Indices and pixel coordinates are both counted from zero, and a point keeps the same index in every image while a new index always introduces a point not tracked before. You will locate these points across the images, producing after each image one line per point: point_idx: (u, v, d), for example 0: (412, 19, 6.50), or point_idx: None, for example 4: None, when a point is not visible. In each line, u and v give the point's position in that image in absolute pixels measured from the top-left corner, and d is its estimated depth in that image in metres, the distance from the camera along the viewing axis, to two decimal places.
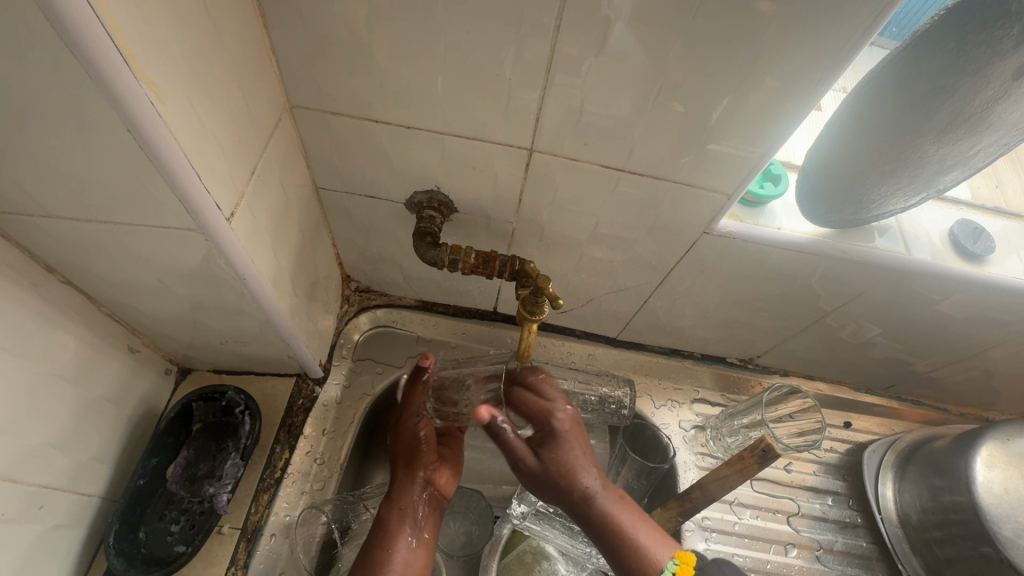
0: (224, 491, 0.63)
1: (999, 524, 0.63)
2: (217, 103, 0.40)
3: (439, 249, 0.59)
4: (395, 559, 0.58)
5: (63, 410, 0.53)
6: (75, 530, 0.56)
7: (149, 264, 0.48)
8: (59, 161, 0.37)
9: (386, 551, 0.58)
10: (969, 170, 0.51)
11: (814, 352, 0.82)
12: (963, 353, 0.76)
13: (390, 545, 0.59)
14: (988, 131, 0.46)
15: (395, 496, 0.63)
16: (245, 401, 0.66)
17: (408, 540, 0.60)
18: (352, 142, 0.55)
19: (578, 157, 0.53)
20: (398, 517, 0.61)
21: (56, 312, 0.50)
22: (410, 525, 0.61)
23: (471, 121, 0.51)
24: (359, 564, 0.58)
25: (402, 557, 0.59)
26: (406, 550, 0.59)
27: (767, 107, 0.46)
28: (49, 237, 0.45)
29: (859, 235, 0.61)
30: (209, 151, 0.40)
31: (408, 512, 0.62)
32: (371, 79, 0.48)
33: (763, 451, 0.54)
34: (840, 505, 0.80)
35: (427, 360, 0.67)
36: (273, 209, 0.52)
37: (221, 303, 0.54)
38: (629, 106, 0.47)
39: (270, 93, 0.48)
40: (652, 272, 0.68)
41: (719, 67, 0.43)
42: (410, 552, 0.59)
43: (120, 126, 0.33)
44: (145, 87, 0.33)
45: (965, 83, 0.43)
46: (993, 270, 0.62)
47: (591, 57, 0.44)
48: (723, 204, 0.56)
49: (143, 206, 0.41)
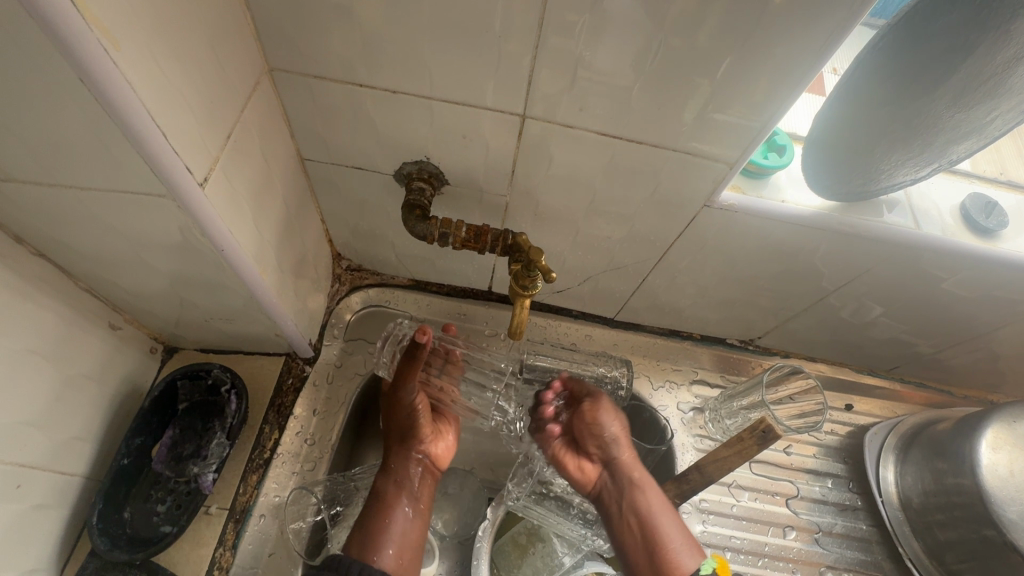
0: (209, 470, 0.62)
1: (1003, 506, 0.62)
2: (182, 57, 0.37)
3: (428, 223, 0.57)
4: (392, 529, 0.59)
5: (40, 388, 0.51)
6: (58, 509, 0.55)
7: (122, 235, 0.46)
8: (15, 119, 0.35)
9: (383, 520, 0.59)
10: (984, 139, 0.49)
11: (815, 333, 0.80)
12: (969, 333, 0.74)
13: (388, 515, 0.60)
14: (1007, 94, 0.43)
15: (392, 469, 0.64)
16: (230, 379, 0.64)
17: (405, 510, 0.61)
18: (336, 109, 0.53)
19: (572, 124, 0.51)
20: (394, 489, 0.62)
21: (28, 286, 0.48)
22: (407, 495, 0.62)
23: (459, 86, 0.49)
24: (356, 534, 0.58)
25: (399, 529, 0.59)
26: (403, 519, 0.60)
27: (774, 66, 0.43)
28: (16, 205, 0.43)
29: (867, 210, 0.59)
30: (176, 110, 0.37)
31: (406, 482, 0.64)
32: (353, 40, 0.46)
33: (763, 432, 0.52)
34: (840, 488, 0.79)
35: (423, 335, 0.60)
36: (253, 179, 0.50)
37: (201, 277, 0.52)
38: (626, 69, 0.45)
39: (246, 55, 0.45)
40: (651, 248, 0.66)
41: (722, 26, 0.41)
42: (406, 522, 0.60)
43: (73, 75, 0.31)
44: (98, 32, 0.30)
45: (985, 40, 0.40)
46: (1005, 246, 0.60)
47: (584, 15, 0.41)
48: (725, 174, 0.53)
49: (111, 170, 0.38)
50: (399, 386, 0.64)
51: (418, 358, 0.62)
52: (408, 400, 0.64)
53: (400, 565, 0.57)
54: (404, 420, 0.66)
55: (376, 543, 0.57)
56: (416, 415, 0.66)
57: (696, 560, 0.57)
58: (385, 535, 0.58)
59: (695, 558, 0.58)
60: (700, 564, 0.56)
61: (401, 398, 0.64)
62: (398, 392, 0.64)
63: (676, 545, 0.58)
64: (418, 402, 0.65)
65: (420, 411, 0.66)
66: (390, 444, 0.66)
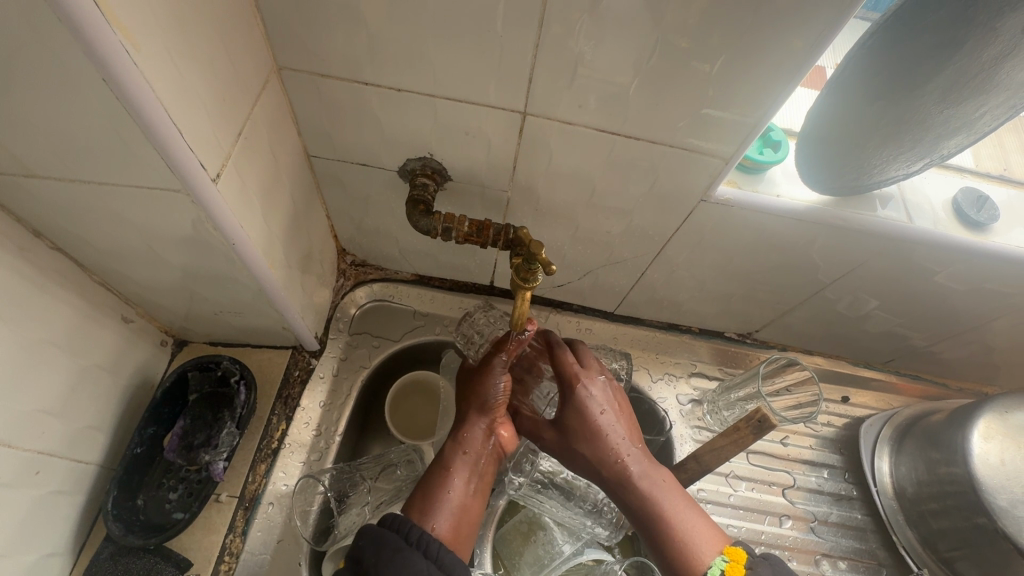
0: (220, 458, 0.63)
1: (994, 495, 0.63)
2: (197, 57, 0.39)
3: (432, 218, 0.59)
4: (450, 500, 0.57)
5: (58, 377, 0.53)
6: (74, 495, 0.57)
7: (138, 229, 0.48)
8: (39, 117, 0.36)
9: (442, 490, 0.58)
10: (974, 134, 0.50)
11: (812, 326, 0.81)
12: (963, 325, 0.76)
13: (446, 488, 0.58)
14: (996, 90, 0.44)
15: (462, 438, 0.61)
16: (240, 370, 0.66)
17: (466, 483, 0.59)
18: (343, 107, 0.54)
19: (572, 121, 0.52)
20: (460, 460, 0.60)
21: (45, 278, 0.50)
22: (471, 469, 0.60)
23: (462, 84, 0.50)
24: (416, 500, 0.58)
25: (457, 501, 0.58)
26: (461, 492, 0.58)
27: (768, 63, 0.44)
28: (36, 200, 0.44)
29: (861, 204, 0.60)
30: (192, 108, 0.39)
31: (474, 455, 0.60)
32: (359, 39, 0.47)
33: (758, 422, 0.53)
34: (836, 478, 0.81)
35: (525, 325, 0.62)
36: (263, 175, 0.51)
37: (213, 270, 0.53)
38: (622, 68, 0.46)
39: (256, 55, 0.47)
40: (650, 243, 0.67)
41: (718, 26, 0.42)
42: (466, 496, 0.58)
43: (96, 74, 0.33)
44: (120, 34, 0.32)
45: (972, 38, 0.41)
46: (996, 239, 0.61)
47: (583, 15, 0.43)
48: (721, 169, 0.55)
49: (128, 166, 0.40)
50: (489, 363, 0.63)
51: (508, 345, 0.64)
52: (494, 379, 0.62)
53: (454, 538, 0.56)
54: (482, 398, 0.62)
55: (431, 511, 0.56)
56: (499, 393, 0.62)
57: (712, 550, 0.52)
58: (441, 508, 0.56)
59: (710, 549, 0.52)
60: (709, 563, 0.51)
61: (490, 376, 0.63)
62: (490, 364, 0.63)
63: (693, 542, 0.52)
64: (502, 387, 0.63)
65: (501, 395, 0.62)
66: (463, 410, 0.63)
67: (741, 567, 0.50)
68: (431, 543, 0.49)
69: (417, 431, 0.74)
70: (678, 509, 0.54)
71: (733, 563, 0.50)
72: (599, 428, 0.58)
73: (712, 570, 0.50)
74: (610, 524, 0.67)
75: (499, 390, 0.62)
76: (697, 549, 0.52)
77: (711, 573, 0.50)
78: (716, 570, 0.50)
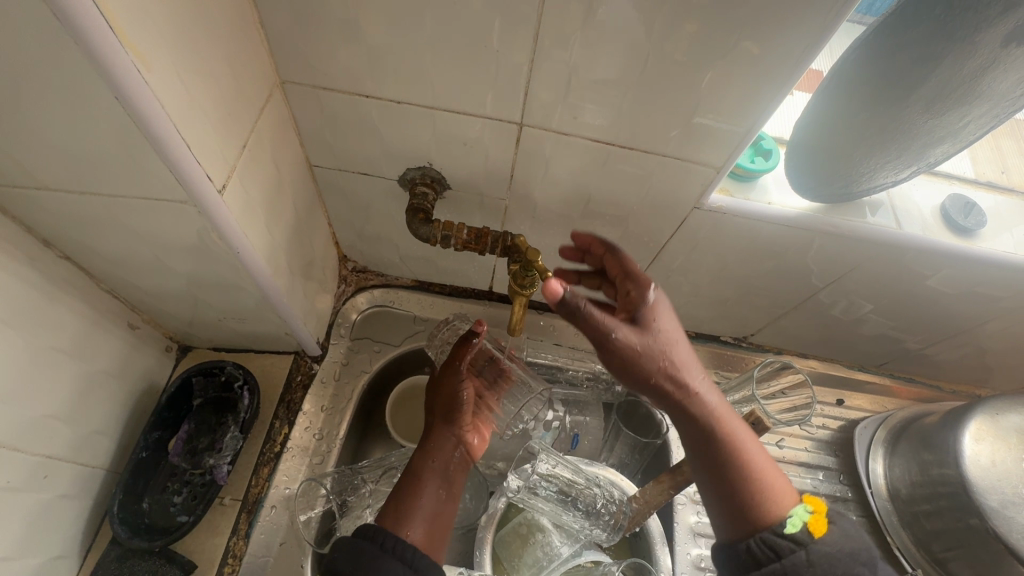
0: (224, 462, 0.64)
1: (985, 495, 0.64)
2: (203, 73, 0.40)
3: (431, 226, 0.60)
4: (423, 508, 0.56)
5: (65, 382, 0.54)
6: (80, 498, 0.58)
7: (145, 239, 0.49)
8: (52, 132, 0.38)
9: (415, 497, 0.56)
10: (959, 143, 0.51)
11: (806, 330, 0.82)
12: (955, 328, 0.77)
13: (418, 494, 0.57)
14: (978, 101, 0.46)
15: (429, 448, 0.62)
16: (243, 375, 0.67)
17: (439, 491, 0.58)
18: (344, 119, 0.56)
19: (568, 131, 0.54)
20: (431, 469, 0.60)
21: (54, 286, 0.51)
22: (441, 478, 0.59)
23: (460, 96, 0.51)
24: (389, 509, 0.55)
25: (431, 510, 0.56)
26: (433, 500, 0.57)
27: (758, 74, 0.46)
28: (46, 211, 0.46)
29: (850, 211, 0.61)
30: (198, 123, 0.40)
31: (442, 461, 0.61)
32: (360, 53, 0.48)
33: (752, 424, 0.55)
34: (831, 480, 0.82)
35: (478, 325, 0.66)
36: (266, 185, 0.52)
37: (217, 278, 0.55)
38: (617, 80, 0.48)
39: (260, 69, 0.48)
40: (645, 249, 0.68)
41: (707, 40, 0.44)
42: (438, 505, 0.57)
43: (108, 93, 0.34)
44: (131, 55, 0.33)
45: (952, 52, 0.43)
46: (984, 244, 0.62)
47: (577, 30, 0.44)
48: (713, 177, 0.56)
49: (136, 178, 0.41)
50: (451, 369, 0.67)
51: (472, 345, 0.67)
52: (455, 383, 0.66)
53: (430, 544, 0.53)
54: (448, 401, 0.65)
55: (407, 519, 0.54)
56: (463, 401, 0.65)
57: (789, 499, 0.47)
58: (416, 515, 0.54)
59: (787, 501, 0.47)
60: (788, 514, 0.46)
61: (452, 381, 0.66)
62: (450, 373, 0.67)
63: (770, 483, 0.48)
64: (465, 390, 0.66)
65: (465, 397, 0.66)
66: (431, 423, 0.65)
67: (825, 520, 0.46)
68: (406, 549, 0.48)
69: (417, 435, 0.75)
70: (748, 443, 0.49)
71: (816, 515, 0.46)
72: (681, 341, 0.48)
73: (794, 519, 0.45)
74: (608, 525, 0.67)
75: (463, 397, 0.65)
76: (772, 492, 0.47)
77: (792, 522, 0.45)
78: (797, 520, 0.46)
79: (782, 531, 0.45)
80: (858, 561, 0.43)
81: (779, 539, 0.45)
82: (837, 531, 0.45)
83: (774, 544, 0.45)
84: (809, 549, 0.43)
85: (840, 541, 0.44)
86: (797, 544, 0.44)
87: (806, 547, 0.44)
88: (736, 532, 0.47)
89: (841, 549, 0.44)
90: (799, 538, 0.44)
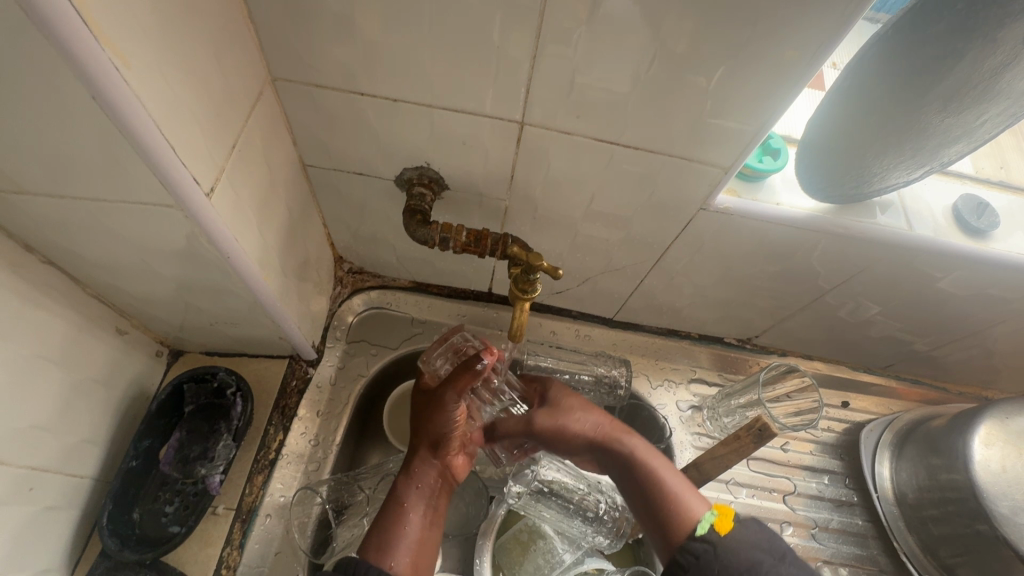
0: (216, 472, 0.63)
1: (995, 501, 0.63)
2: (187, 70, 0.38)
3: (429, 228, 0.58)
4: (407, 536, 0.53)
5: (51, 392, 0.52)
6: (69, 510, 0.56)
7: (133, 244, 0.47)
8: (28, 134, 0.36)
9: (399, 524, 0.53)
10: (974, 143, 0.49)
11: (812, 332, 0.81)
12: (964, 331, 0.75)
13: (402, 521, 0.54)
14: (997, 99, 0.44)
15: (414, 472, 0.58)
16: (236, 382, 0.66)
17: (423, 517, 0.55)
18: (339, 117, 0.54)
19: (571, 131, 0.52)
20: (416, 495, 0.56)
21: (37, 292, 0.49)
22: (427, 502, 0.56)
23: (459, 94, 0.49)
24: (372, 538, 0.53)
25: (415, 537, 0.53)
26: (415, 527, 0.54)
27: (772, 72, 0.44)
28: (27, 215, 0.44)
29: (860, 211, 0.60)
30: (184, 123, 0.38)
31: (428, 487, 0.57)
32: (356, 49, 0.46)
33: (759, 430, 0.52)
34: (836, 484, 0.80)
35: (492, 355, 0.59)
36: (257, 187, 0.51)
37: (209, 283, 0.53)
38: (623, 78, 0.46)
39: (250, 66, 0.46)
40: (649, 250, 0.66)
41: (717, 36, 0.42)
42: (422, 531, 0.54)
43: (84, 93, 0.32)
44: (108, 51, 0.31)
45: (974, 48, 0.41)
46: (997, 246, 0.61)
47: (582, 26, 0.42)
48: (720, 178, 0.54)
49: (119, 182, 0.39)
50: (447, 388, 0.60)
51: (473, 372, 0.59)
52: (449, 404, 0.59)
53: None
54: (439, 427, 0.59)
55: (390, 548, 0.51)
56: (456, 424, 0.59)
57: (702, 506, 0.52)
58: (398, 542, 0.52)
59: (699, 505, 0.52)
60: (699, 517, 0.51)
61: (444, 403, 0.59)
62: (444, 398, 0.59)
63: (678, 495, 0.53)
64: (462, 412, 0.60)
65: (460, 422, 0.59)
66: (416, 443, 0.60)
67: (730, 520, 0.50)
68: None
69: None
70: (658, 471, 0.55)
71: (722, 516, 0.50)
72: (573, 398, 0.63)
73: (702, 522, 0.50)
74: (611, 532, 0.67)
75: (455, 420, 0.59)
76: (687, 503, 0.52)
77: (700, 526, 0.50)
78: (705, 523, 0.50)
79: (695, 535, 0.49)
80: (759, 551, 0.47)
81: (693, 543, 0.49)
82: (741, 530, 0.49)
83: (690, 549, 0.49)
84: (715, 546, 0.48)
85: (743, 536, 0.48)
86: (707, 544, 0.48)
87: (713, 546, 0.48)
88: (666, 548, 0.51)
89: (742, 543, 0.48)
90: (708, 539, 0.49)
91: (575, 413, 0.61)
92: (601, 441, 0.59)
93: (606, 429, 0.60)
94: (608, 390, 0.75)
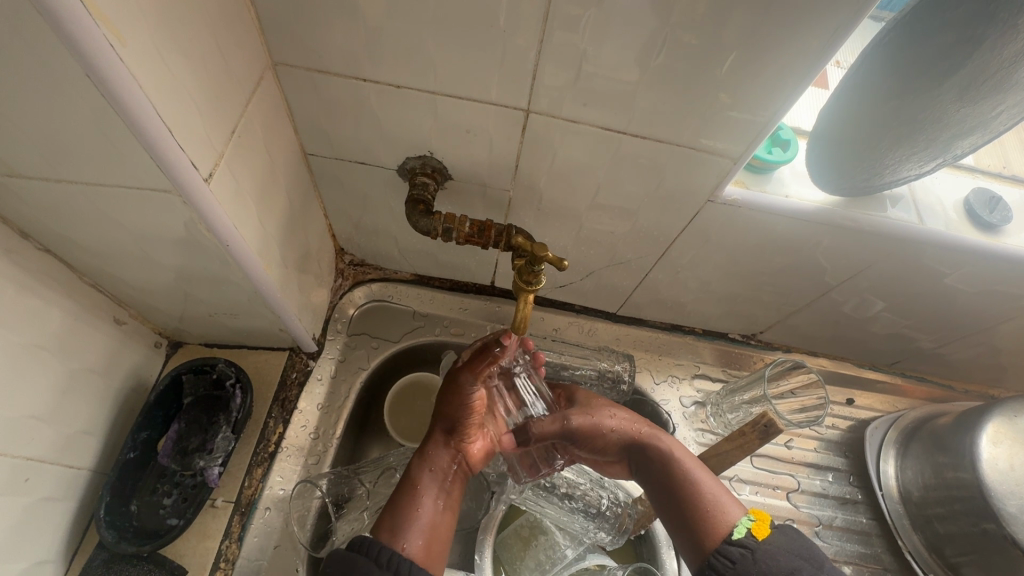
0: (214, 464, 0.62)
1: (1003, 500, 0.62)
2: (184, 51, 0.37)
3: (432, 218, 0.58)
4: (421, 518, 0.53)
5: (47, 382, 0.52)
6: (66, 502, 0.56)
7: (131, 231, 0.46)
8: (22, 116, 0.35)
9: (412, 506, 0.54)
10: (989, 135, 0.48)
11: (818, 328, 0.80)
12: (971, 328, 0.75)
13: (416, 503, 0.54)
14: (1015, 88, 0.43)
15: (428, 456, 0.58)
16: (236, 373, 0.65)
17: (436, 501, 0.55)
18: (340, 103, 0.53)
19: (577, 119, 0.51)
20: (428, 477, 0.57)
21: (32, 279, 0.49)
22: (440, 487, 0.56)
23: (463, 80, 0.48)
24: (385, 520, 0.53)
25: (428, 519, 0.53)
26: (428, 507, 0.54)
27: (785, 59, 0.43)
28: (22, 200, 0.43)
29: (870, 205, 0.59)
30: (181, 106, 0.37)
31: (441, 471, 0.58)
32: (358, 34, 0.45)
33: (764, 426, 0.53)
34: (840, 481, 0.80)
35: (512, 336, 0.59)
36: (257, 174, 0.50)
37: (208, 273, 0.52)
38: (631, 66, 0.45)
39: (250, 50, 0.45)
40: (654, 243, 0.66)
41: (729, 21, 0.40)
42: (436, 514, 0.54)
43: (78, 70, 0.31)
44: (104, 28, 0.30)
45: (993, 35, 0.40)
46: (1009, 241, 0.60)
47: (590, 10, 0.41)
48: (729, 169, 0.53)
49: (116, 166, 0.39)
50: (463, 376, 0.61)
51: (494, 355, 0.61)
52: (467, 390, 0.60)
53: (427, 557, 0.51)
54: (456, 409, 0.60)
55: (402, 528, 0.51)
56: (471, 410, 0.60)
57: (738, 509, 0.53)
58: (411, 521, 0.52)
59: (735, 509, 0.53)
60: (736, 520, 0.51)
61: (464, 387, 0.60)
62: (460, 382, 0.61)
63: (716, 495, 0.54)
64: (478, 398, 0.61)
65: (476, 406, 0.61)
66: (431, 429, 0.61)
67: (767, 526, 0.50)
68: (402, 562, 0.46)
69: (417, 433, 0.73)
70: (695, 470, 0.56)
71: (759, 521, 0.51)
72: (600, 395, 0.64)
73: (740, 526, 0.51)
74: (613, 527, 0.66)
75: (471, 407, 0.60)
76: (724, 505, 0.53)
77: (737, 530, 0.51)
78: (743, 527, 0.51)
79: (732, 538, 0.50)
80: (797, 556, 0.48)
81: (730, 546, 0.50)
82: (779, 535, 0.50)
83: (727, 553, 0.50)
84: (753, 550, 0.49)
85: (782, 540, 0.49)
86: (743, 549, 0.49)
87: (752, 549, 0.49)
88: (700, 551, 0.52)
89: (781, 546, 0.49)
90: (745, 543, 0.50)
91: (607, 409, 0.62)
92: (632, 436, 0.60)
93: (638, 426, 0.61)
94: (608, 385, 0.75)
